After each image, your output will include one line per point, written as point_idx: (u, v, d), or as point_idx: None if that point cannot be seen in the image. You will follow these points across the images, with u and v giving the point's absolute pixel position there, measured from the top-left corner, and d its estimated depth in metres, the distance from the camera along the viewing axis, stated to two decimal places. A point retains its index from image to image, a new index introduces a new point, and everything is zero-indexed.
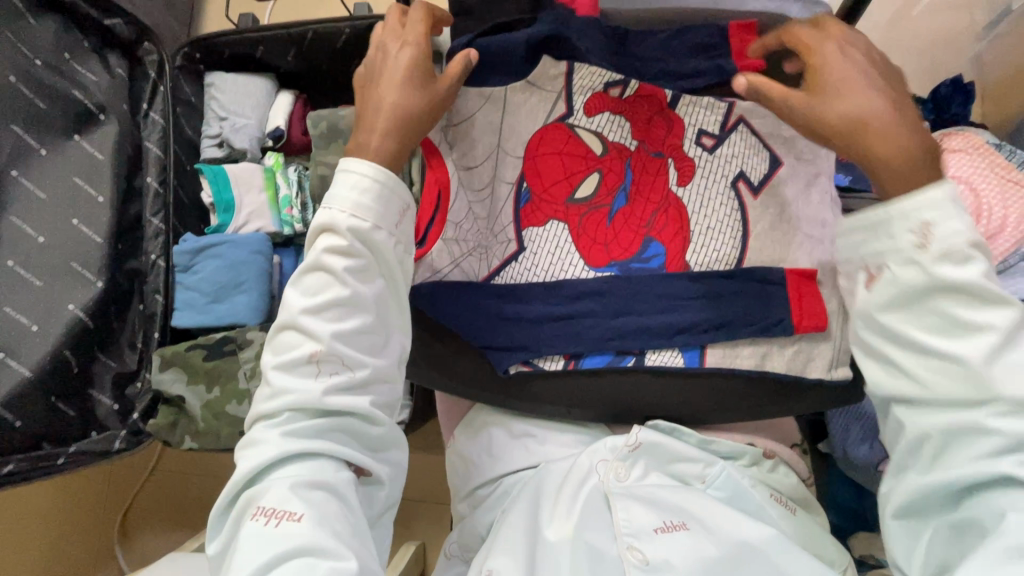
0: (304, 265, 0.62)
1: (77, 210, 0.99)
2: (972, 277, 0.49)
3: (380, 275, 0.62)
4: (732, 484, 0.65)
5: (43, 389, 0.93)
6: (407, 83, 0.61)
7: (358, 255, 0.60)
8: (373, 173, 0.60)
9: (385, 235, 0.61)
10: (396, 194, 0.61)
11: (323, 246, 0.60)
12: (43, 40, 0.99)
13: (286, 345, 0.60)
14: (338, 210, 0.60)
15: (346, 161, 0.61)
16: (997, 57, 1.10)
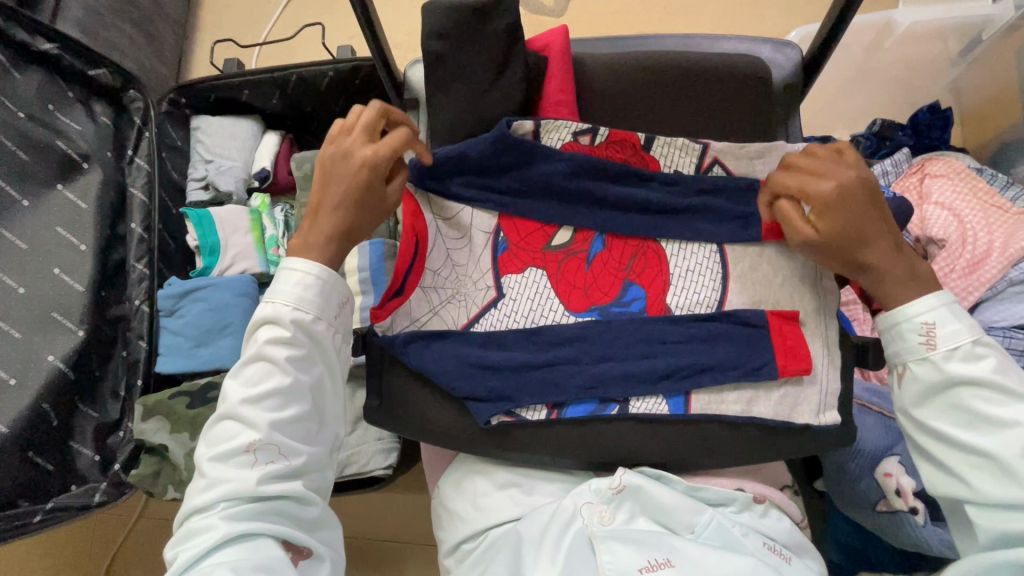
0: (243, 358, 0.64)
1: (60, 259, 0.99)
2: (982, 373, 0.58)
3: (319, 363, 0.64)
4: (723, 534, 0.63)
5: (21, 443, 0.91)
6: (361, 200, 0.64)
7: (300, 346, 0.63)
8: (317, 271, 0.63)
9: (326, 326, 0.64)
10: (336, 287, 0.65)
11: (264, 337, 0.63)
12: (27, 94, 1.01)
13: (223, 435, 0.61)
14: (281, 303, 0.63)
15: (287, 259, 0.64)
16: (972, 83, 1.12)
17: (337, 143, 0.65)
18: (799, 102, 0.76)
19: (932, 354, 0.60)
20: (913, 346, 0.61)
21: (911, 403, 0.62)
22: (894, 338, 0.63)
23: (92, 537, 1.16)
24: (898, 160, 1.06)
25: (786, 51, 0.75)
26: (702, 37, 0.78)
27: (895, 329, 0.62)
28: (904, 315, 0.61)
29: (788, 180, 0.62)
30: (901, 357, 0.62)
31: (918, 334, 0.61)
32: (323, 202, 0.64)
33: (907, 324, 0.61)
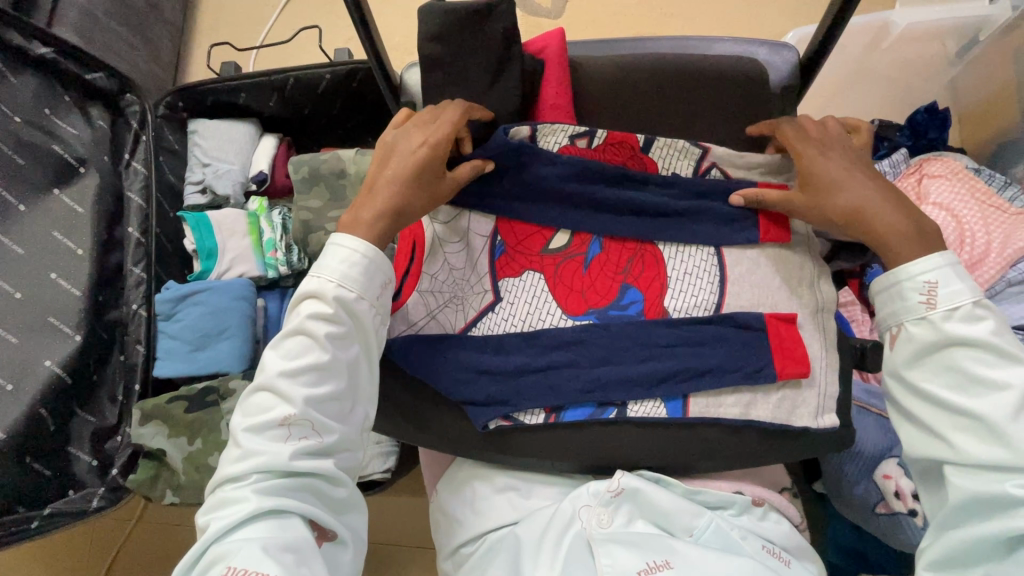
0: (284, 330, 0.62)
1: (56, 264, 0.99)
2: (980, 335, 0.56)
3: (358, 343, 0.62)
4: (722, 537, 0.63)
5: (18, 449, 0.91)
6: (416, 176, 0.62)
7: (341, 322, 0.61)
8: (363, 248, 0.61)
9: (367, 306, 0.62)
10: (382, 267, 0.62)
11: (306, 311, 0.61)
12: (23, 99, 1.01)
13: (259, 405, 0.60)
14: (326, 278, 0.61)
15: (335, 235, 0.62)
16: (969, 83, 1.12)
17: (398, 129, 0.66)
18: (795, 104, 0.76)
19: (930, 313, 0.58)
20: (912, 305, 0.59)
21: (902, 364, 0.60)
22: (893, 298, 0.61)
23: (91, 542, 1.16)
24: (896, 160, 1.07)
25: (782, 53, 0.75)
26: (700, 39, 0.77)
27: (894, 287, 0.61)
28: (906, 273, 0.60)
29: (786, 132, 0.67)
30: (899, 317, 0.61)
31: (918, 293, 0.59)
32: (377, 181, 0.64)
33: (908, 282, 0.60)
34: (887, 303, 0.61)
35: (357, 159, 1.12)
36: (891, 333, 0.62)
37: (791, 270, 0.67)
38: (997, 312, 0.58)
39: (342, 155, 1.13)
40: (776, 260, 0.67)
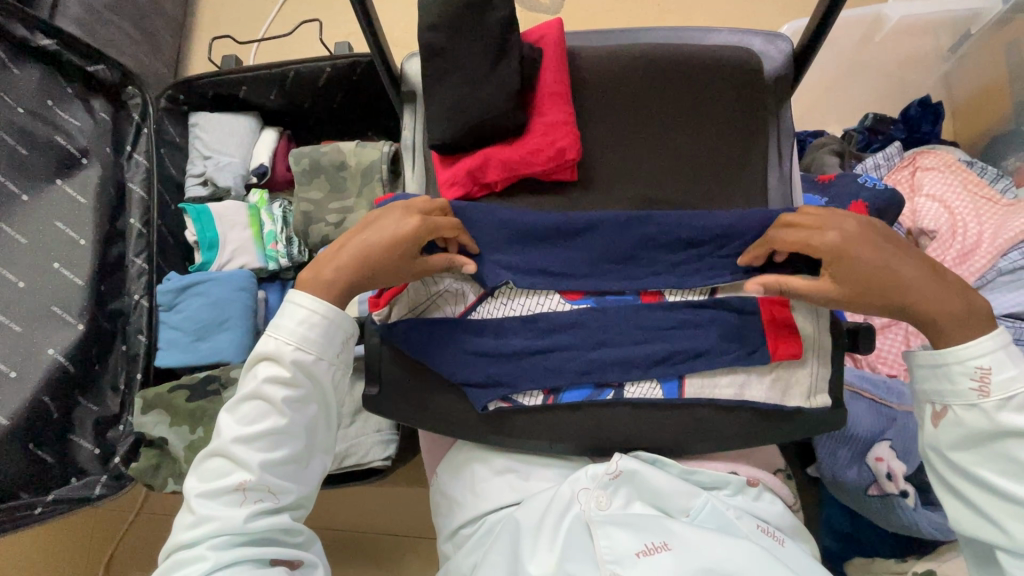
0: (239, 393, 0.64)
1: (59, 253, 1.00)
2: None
3: (315, 402, 0.65)
4: (717, 517, 0.64)
5: (22, 436, 0.92)
6: (386, 251, 0.63)
7: (298, 385, 0.63)
8: (323, 310, 0.63)
9: (325, 365, 0.64)
10: (342, 327, 0.64)
11: (261, 374, 0.63)
12: (26, 89, 1.01)
13: (214, 471, 0.62)
14: (284, 340, 0.63)
15: (294, 294, 0.63)
16: (963, 77, 1.14)
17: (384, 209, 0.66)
18: (790, 94, 0.77)
19: (983, 402, 0.57)
20: (962, 389, 0.59)
21: (948, 445, 0.60)
22: (941, 377, 0.60)
23: (93, 531, 1.17)
24: (890, 152, 1.10)
25: (777, 43, 0.77)
26: (696, 30, 0.78)
27: (944, 369, 0.59)
28: (956, 356, 0.58)
29: (788, 238, 0.63)
30: (945, 397, 0.60)
31: (970, 378, 0.58)
32: (350, 244, 0.64)
33: (959, 366, 0.58)
34: (933, 382, 0.60)
35: (357, 151, 1.12)
36: (932, 407, 0.61)
37: None
38: None
39: (343, 147, 1.14)
40: None
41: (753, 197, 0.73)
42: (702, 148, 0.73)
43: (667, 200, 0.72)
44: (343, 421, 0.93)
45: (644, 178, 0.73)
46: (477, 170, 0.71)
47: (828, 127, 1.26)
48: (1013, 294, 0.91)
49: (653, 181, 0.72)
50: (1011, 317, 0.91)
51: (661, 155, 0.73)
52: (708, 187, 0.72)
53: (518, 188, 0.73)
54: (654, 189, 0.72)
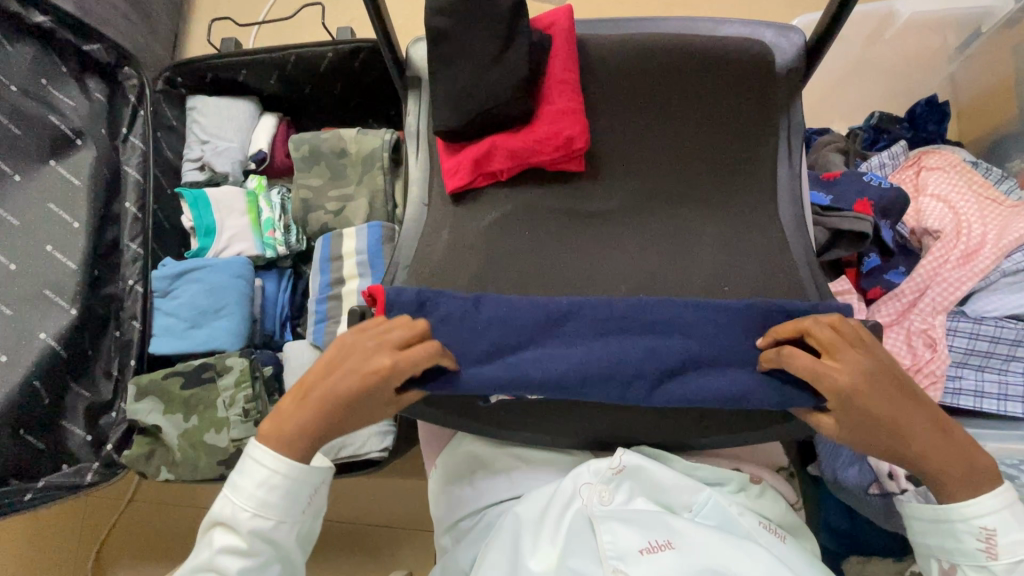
0: (195, 561, 0.61)
1: (51, 236, 0.98)
2: None
3: (278, 564, 0.62)
4: (719, 512, 0.64)
5: (12, 421, 0.90)
6: (358, 400, 0.60)
7: (256, 553, 0.60)
8: (284, 470, 0.60)
9: (288, 528, 0.61)
10: (304, 483, 0.61)
11: (218, 543, 0.60)
12: (19, 67, 0.99)
13: None
14: (241, 505, 0.60)
15: (254, 450, 0.61)
16: (969, 77, 1.13)
17: (353, 344, 0.62)
18: (801, 89, 0.75)
19: (992, 565, 0.57)
20: (970, 549, 0.59)
21: None
22: (947, 534, 0.60)
23: (87, 517, 1.17)
24: (895, 151, 1.09)
25: (790, 34, 0.75)
26: (707, 20, 0.76)
27: (951, 527, 0.59)
28: (961, 515, 0.59)
29: (804, 359, 0.59)
30: (954, 556, 0.60)
31: (977, 539, 0.58)
32: (316, 395, 0.61)
33: (964, 525, 0.59)
34: (940, 536, 0.60)
35: (358, 139, 1.11)
36: (937, 556, 0.62)
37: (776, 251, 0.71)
38: None
39: (344, 134, 1.12)
40: (746, 242, 0.71)
41: (757, 192, 0.73)
42: (710, 140, 0.72)
43: (672, 193, 0.72)
44: None
45: (651, 171, 0.72)
46: (482, 159, 0.71)
47: (833, 124, 1.25)
48: (1014, 296, 0.91)
49: (660, 173, 0.72)
50: (1011, 318, 0.91)
51: (669, 146, 0.72)
52: (715, 180, 0.72)
53: (524, 178, 0.73)
54: (660, 182, 0.72)
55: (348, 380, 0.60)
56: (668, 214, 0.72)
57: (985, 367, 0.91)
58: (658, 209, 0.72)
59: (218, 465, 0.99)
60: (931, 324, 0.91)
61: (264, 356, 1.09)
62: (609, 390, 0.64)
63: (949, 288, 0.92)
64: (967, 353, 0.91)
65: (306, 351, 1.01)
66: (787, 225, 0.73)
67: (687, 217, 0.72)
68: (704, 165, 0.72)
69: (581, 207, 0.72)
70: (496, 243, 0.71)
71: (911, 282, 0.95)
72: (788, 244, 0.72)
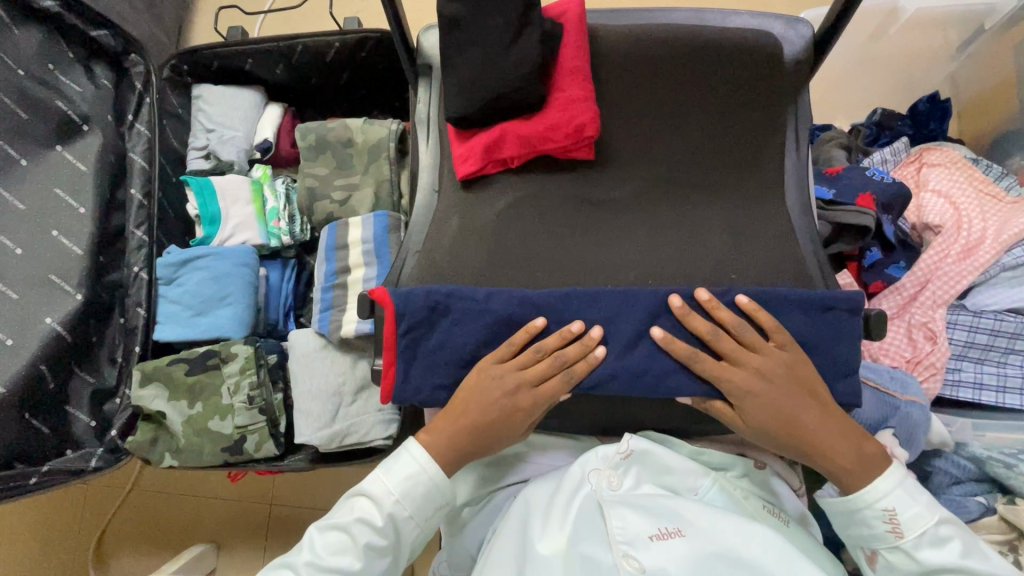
0: (331, 521, 0.66)
1: (58, 221, 0.98)
2: (953, 559, 0.61)
3: (392, 556, 0.65)
4: (725, 497, 0.66)
5: (18, 406, 0.90)
6: (497, 426, 0.67)
7: (383, 538, 0.64)
8: (433, 470, 0.66)
9: (414, 525, 0.66)
10: (441, 490, 0.67)
11: (359, 511, 0.65)
12: (27, 52, 0.99)
13: None
14: (389, 488, 0.66)
15: (417, 444, 0.67)
16: (970, 75, 1.15)
17: (503, 366, 0.66)
18: (808, 80, 0.76)
19: (901, 543, 0.62)
20: (881, 532, 0.64)
21: None
22: (860, 521, 0.65)
23: (90, 503, 1.19)
24: (897, 148, 1.10)
25: (798, 25, 0.75)
26: (717, 11, 0.77)
27: (858, 514, 0.65)
28: (864, 501, 0.64)
29: (709, 362, 0.65)
30: (871, 542, 0.65)
31: (883, 521, 0.63)
32: (463, 419, 0.67)
33: (868, 509, 0.64)
34: (853, 524, 0.66)
35: (364, 129, 1.11)
36: (856, 542, 0.67)
37: (781, 241, 0.72)
38: (953, 517, 0.63)
39: (350, 124, 1.12)
40: (754, 232, 0.72)
41: (763, 183, 0.74)
42: (719, 130, 0.73)
43: (679, 182, 0.73)
44: (346, 399, 0.98)
45: (659, 161, 0.73)
46: (492, 146, 0.72)
47: (835, 121, 1.26)
48: (1014, 290, 0.92)
49: (670, 161, 0.73)
50: (1010, 312, 0.92)
51: (678, 136, 0.73)
52: (722, 170, 0.73)
53: (534, 165, 0.74)
54: (668, 172, 0.73)
55: (502, 403, 0.66)
56: (676, 203, 0.73)
57: (984, 360, 0.92)
58: (668, 198, 0.73)
59: (222, 452, 0.99)
60: (931, 317, 0.92)
61: (268, 344, 1.09)
62: (612, 383, 0.66)
63: (950, 282, 0.93)
64: (966, 346, 0.92)
65: (310, 340, 1.00)
66: (795, 216, 0.74)
67: (696, 205, 0.73)
68: (712, 155, 0.73)
69: (591, 195, 0.73)
70: (506, 229, 0.72)
71: (912, 276, 0.96)
72: (796, 236, 0.73)
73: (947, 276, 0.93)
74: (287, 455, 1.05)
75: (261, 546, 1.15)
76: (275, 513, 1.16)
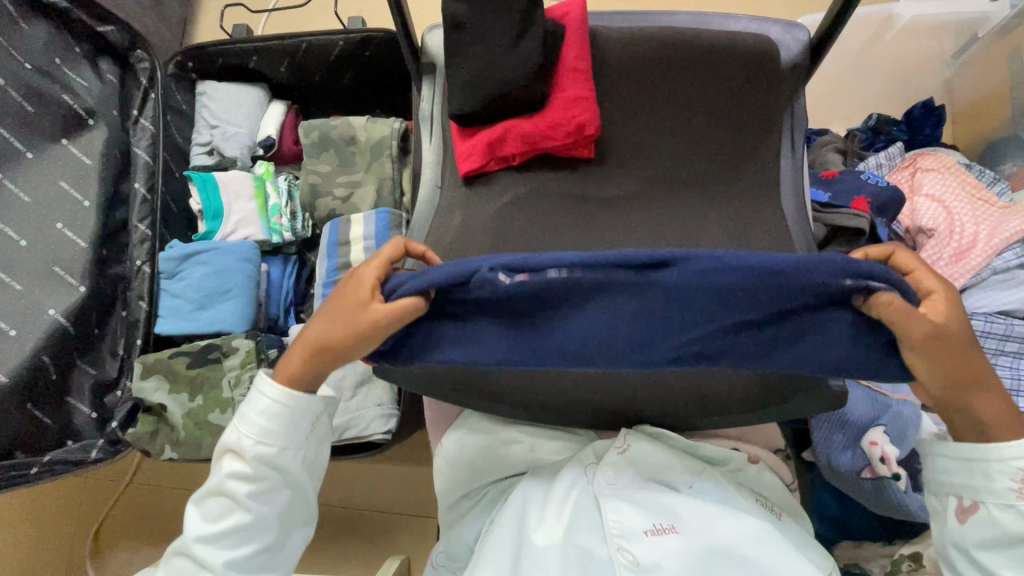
0: (206, 487, 0.63)
1: (62, 214, 0.99)
2: None
3: (286, 488, 0.63)
4: (719, 490, 0.67)
5: (19, 396, 0.91)
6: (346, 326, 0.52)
7: (262, 479, 0.61)
8: (282, 397, 0.60)
9: (291, 453, 0.62)
10: (301, 411, 0.61)
11: (227, 469, 0.61)
12: (35, 46, 0.99)
13: (184, 565, 0.62)
14: (245, 433, 0.61)
15: (260, 380, 0.61)
16: (965, 82, 1.17)
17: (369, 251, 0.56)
18: (804, 84, 0.78)
19: (1021, 504, 0.55)
20: (1000, 488, 0.56)
21: (974, 544, 0.58)
22: (977, 472, 0.57)
23: (89, 496, 1.20)
24: (891, 152, 1.12)
25: (795, 30, 0.77)
26: (715, 15, 0.78)
27: (983, 466, 0.57)
28: (999, 453, 0.56)
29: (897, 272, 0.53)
30: (982, 495, 0.58)
31: (1009, 478, 0.56)
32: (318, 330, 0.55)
33: (998, 462, 0.56)
34: (970, 473, 0.57)
35: (367, 126, 1.12)
36: (952, 487, 0.60)
37: (777, 240, 0.73)
38: None
39: (353, 122, 1.13)
40: (751, 232, 0.73)
41: (759, 183, 0.75)
42: (718, 128, 0.74)
43: (678, 182, 0.74)
44: (346, 393, 0.97)
45: (658, 161, 0.74)
46: (494, 144, 0.73)
47: (832, 125, 1.28)
48: (1004, 293, 0.94)
49: (668, 161, 0.74)
50: (1001, 314, 0.94)
51: (677, 136, 0.74)
52: (720, 170, 0.75)
53: (535, 163, 0.75)
54: (666, 171, 0.74)
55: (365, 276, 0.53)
56: (674, 201, 0.74)
57: None
58: (666, 196, 0.74)
59: None
60: None
61: (269, 339, 1.09)
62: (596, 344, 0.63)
63: None
64: None
65: None
66: (793, 219, 0.76)
67: (694, 204, 0.74)
68: (710, 156, 0.74)
69: (592, 193, 0.74)
70: (507, 225, 0.73)
71: None
72: (792, 237, 0.75)
73: (939, 279, 0.96)
74: None
75: None
76: None
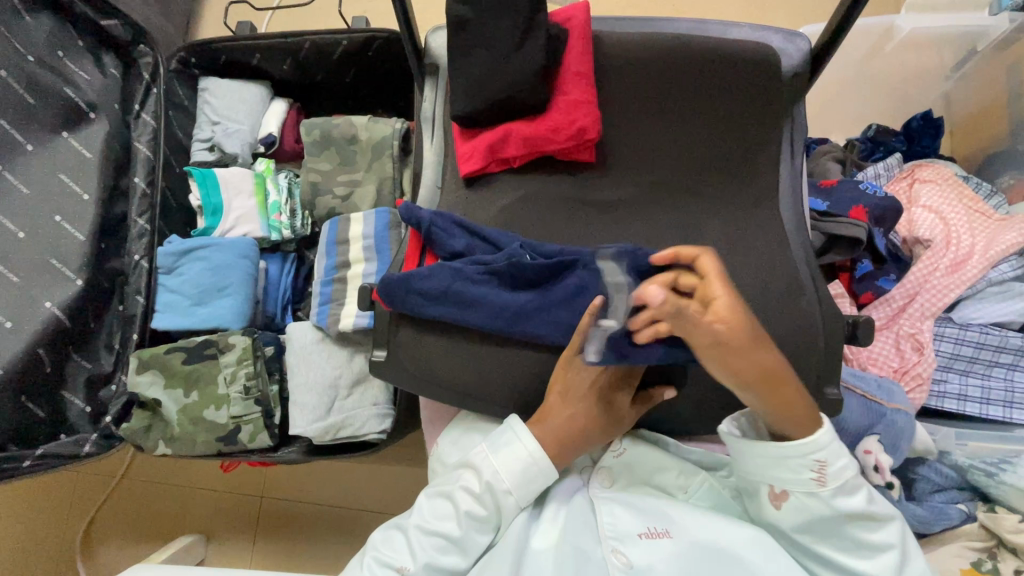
0: (439, 486, 0.68)
1: (61, 207, 0.99)
2: (857, 506, 0.60)
3: (492, 528, 0.65)
4: (713, 496, 0.68)
5: (14, 388, 0.91)
6: (591, 426, 0.67)
7: (483, 507, 0.65)
8: (534, 452, 0.65)
9: (513, 501, 0.65)
10: (543, 469, 0.66)
11: (463, 479, 0.66)
12: (38, 38, 0.99)
13: (386, 543, 0.66)
14: (490, 460, 0.66)
15: (518, 430, 0.66)
16: (963, 95, 1.18)
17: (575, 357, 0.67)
18: (805, 93, 0.78)
19: (823, 491, 0.59)
20: (807, 477, 0.59)
21: (797, 525, 0.62)
22: (783, 466, 0.60)
23: (78, 492, 1.20)
24: (890, 163, 1.12)
25: (796, 40, 0.77)
26: (718, 23, 0.79)
27: (789, 460, 0.59)
28: (802, 451, 0.59)
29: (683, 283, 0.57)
30: (786, 482, 0.60)
31: (811, 470, 0.59)
32: (555, 419, 0.66)
33: (807, 456, 0.59)
34: (777, 467, 0.60)
35: (369, 126, 1.12)
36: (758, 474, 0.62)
37: (775, 248, 0.74)
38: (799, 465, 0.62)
39: (355, 121, 1.13)
40: (751, 239, 0.74)
41: (757, 190, 0.76)
42: (717, 136, 0.75)
43: (677, 187, 0.75)
44: (341, 392, 0.99)
45: (658, 167, 0.75)
46: (496, 146, 0.73)
47: (831, 135, 1.29)
48: (999, 305, 0.94)
49: (668, 167, 0.75)
50: (997, 326, 0.94)
51: (677, 142, 0.75)
52: (719, 176, 0.75)
53: (536, 166, 0.75)
54: (665, 176, 0.75)
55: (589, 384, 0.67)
56: (673, 207, 0.75)
57: (970, 372, 0.94)
58: (665, 202, 0.75)
59: (216, 441, 1.00)
60: (919, 328, 0.94)
61: (264, 336, 1.09)
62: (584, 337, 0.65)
63: (940, 294, 0.95)
64: (952, 357, 0.94)
65: (308, 333, 1.01)
66: (791, 228, 0.76)
67: (692, 210, 0.75)
68: (710, 163, 0.75)
69: (591, 197, 0.75)
70: (506, 227, 0.74)
71: (902, 289, 0.98)
72: (789, 245, 0.75)
73: (936, 288, 0.95)
74: (280, 447, 1.05)
75: (250, 540, 1.15)
76: (265, 506, 1.17)
